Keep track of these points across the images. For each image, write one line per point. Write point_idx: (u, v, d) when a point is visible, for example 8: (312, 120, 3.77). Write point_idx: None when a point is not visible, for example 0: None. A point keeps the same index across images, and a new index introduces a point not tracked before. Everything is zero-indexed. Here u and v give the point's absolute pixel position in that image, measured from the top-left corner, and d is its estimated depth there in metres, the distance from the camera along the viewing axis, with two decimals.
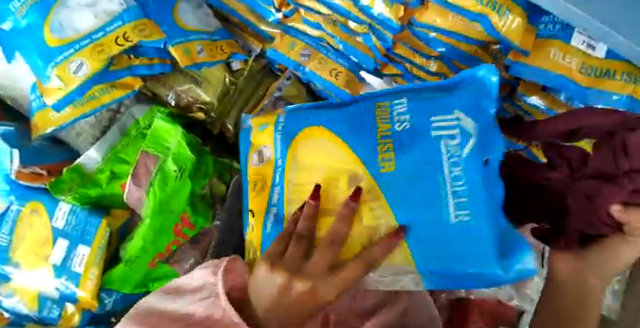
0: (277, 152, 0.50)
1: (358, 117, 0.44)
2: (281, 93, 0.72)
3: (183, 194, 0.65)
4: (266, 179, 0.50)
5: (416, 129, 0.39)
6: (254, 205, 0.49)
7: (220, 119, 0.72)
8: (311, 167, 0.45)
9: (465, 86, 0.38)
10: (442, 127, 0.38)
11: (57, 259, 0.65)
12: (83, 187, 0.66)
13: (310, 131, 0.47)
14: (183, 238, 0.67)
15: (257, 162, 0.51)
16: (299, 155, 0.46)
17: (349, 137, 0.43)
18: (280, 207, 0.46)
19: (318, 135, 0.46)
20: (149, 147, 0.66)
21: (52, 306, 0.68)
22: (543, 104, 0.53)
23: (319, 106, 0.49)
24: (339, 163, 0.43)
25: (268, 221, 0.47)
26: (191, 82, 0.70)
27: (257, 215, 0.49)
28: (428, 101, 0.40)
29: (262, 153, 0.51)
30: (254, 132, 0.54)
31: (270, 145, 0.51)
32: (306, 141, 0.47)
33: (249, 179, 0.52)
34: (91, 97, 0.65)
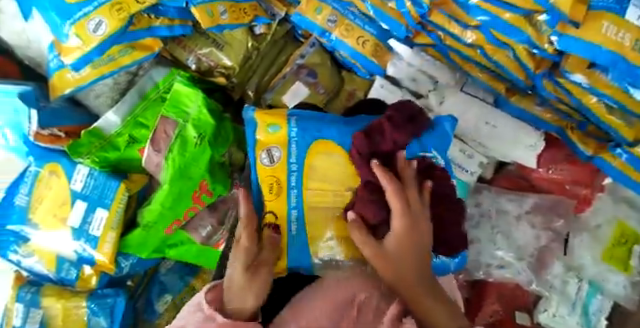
0: (290, 156, 0.54)
1: None
2: (304, 61, 0.69)
3: (202, 161, 0.63)
4: (282, 181, 0.54)
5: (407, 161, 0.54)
6: (273, 209, 0.54)
7: (241, 85, 0.70)
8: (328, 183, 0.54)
9: (439, 130, 0.56)
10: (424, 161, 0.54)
11: (75, 222, 0.65)
12: (102, 151, 0.65)
13: (322, 144, 0.54)
14: (201, 206, 0.65)
15: (268, 165, 0.54)
16: (317, 168, 0.54)
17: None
18: (300, 209, 0.54)
19: (331, 150, 0.54)
20: (168, 112, 0.64)
21: (69, 269, 0.68)
22: (585, 82, 0.50)
23: (325, 120, 0.55)
24: (350, 181, 0.54)
25: (292, 219, 0.54)
26: (212, 46, 0.67)
27: (280, 216, 0.54)
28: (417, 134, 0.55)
29: (272, 153, 0.54)
30: (260, 132, 0.54)
31: (283, 148, 0.54)
32: (320, 153, 0.54)
33: (260, 178, 0.54)
34: (110, 58, 0.63)
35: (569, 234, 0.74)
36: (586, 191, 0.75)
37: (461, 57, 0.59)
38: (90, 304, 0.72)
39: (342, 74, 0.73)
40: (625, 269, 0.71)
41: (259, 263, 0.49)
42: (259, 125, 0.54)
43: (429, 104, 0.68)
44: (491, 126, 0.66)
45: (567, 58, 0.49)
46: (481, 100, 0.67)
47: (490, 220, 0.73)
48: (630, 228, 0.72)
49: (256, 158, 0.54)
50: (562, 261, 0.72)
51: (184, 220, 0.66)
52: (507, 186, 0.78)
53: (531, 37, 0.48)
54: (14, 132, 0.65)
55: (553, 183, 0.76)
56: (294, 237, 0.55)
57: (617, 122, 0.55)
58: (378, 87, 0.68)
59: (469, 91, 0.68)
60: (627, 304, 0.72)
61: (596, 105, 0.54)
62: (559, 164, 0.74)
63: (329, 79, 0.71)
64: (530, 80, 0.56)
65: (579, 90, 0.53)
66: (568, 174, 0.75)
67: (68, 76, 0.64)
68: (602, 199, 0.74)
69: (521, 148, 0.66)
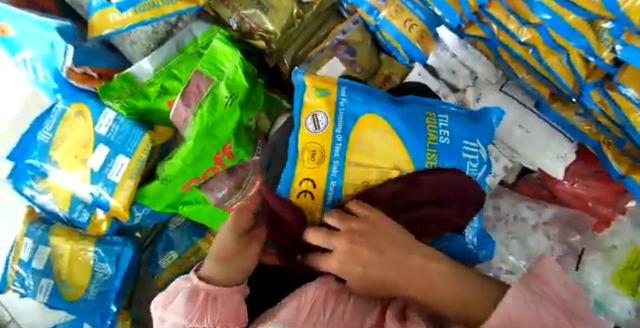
0: (337, 126, 0.41)
1: (414, 119, 0.44)
2: (344, 37, 0.68)
3: (230, 122, 0.62)
4: (326, 151, 0.41)
5: (456, 148, 0.44)
6: (310, 178, 0.41)
7: (279, 52, 0.68)
8: (371, 164, 0.42)
9: (485, 124, 0.48)
10: (470, 151, 0.45)
11: (95, 164, 0.64)
12: (132, 97, 0.64)
13: (371, 118, 0.43)
14: (222, 167, 0.64)
15: (312, 132, 0.41)
16: (363, 143, 0.42)
17: (408, 136, 0.43)
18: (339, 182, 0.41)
19: (379, 125, 0.42)
20: (203, 68, 0.63)
21: (82, 211, 0.70)
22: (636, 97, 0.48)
23: (373, 92, 0.44)
24: (395, 158, 0.42)
25: (329, 193, 0.41)
26: (256, 8, 0.66)
27: (318, 189, 0.41)
28: (465, 124, 0.46)
29: (319, 118, 0.41)
30: (308, 94, 0.43)
31: (331, 114, 0.42)
32: (369, 127, 0.42)
33: (298, 145, 0.41)
34: (154, 4, 0.63)
35: (584, 250, 0.72)
36: (607, 210, 0.72)
37: (511, 55, 0.57)
38: (97, 249, 0.72)
39: (381, 57, 0.70)
40: (634, 293, 0.69)
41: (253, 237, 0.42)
42: (307, 86, 0.43)
43: (465, 100, 0.66)
44: (524, 131, 0.65)
45: (624, 70, 0.48)
46: (521, 102, 0.65)
47: (507, 224, 0.72)
48: None
49: (299, 123, 0.42)
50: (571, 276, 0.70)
51: (202, 180, 0.65)
52: (528, 194, 0.76)
53: (591, 44, 0.46)
54: (46, 67, 0.64)
55: (575, 198, 0.74)
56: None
57: None
58: (416, 75, 0.66)
59: (508, 91, 0.66)
60: None
61: None
62: (586, 179, 0.73)
63: (368, 59, 0.69)
64: (578, 88, 0.54)
65: (627, 104, 0.50)
66: (593, 190, 0.73)
67: (110, 16, 0.63)
68: (621, 222, 0.71)
69: (551, 158, 0.64)
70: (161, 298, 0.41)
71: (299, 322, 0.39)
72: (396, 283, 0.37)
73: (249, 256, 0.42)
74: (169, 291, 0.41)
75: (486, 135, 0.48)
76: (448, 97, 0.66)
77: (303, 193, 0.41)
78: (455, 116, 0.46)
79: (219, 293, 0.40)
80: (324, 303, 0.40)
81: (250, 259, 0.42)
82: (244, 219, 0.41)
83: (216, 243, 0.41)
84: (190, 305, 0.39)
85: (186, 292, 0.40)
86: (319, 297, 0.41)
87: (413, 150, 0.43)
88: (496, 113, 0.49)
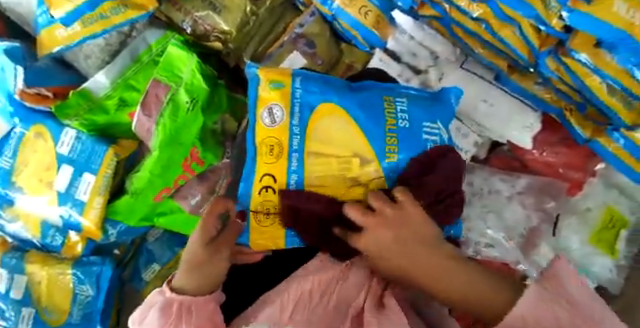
0: (294, 118, 0.43)
1: (371, 104, 0.45)
2: (302, 30, 0.67)
3: (194, 127, 0.61)
4: (284, 144, 0.43)
5: (414, 131, 0.44)
6: (269, 173, 0.42)
7: (237, 51, 0.67)
8: (329, 154, 0.43)
9: (446, 104, 0.48)
10: (430, 133, 0.45)
11: (61, 186, 0.63)
12: (90, 114, 0.63)
13: (328, 107, 0.44)
14: (191, 174, 0.63)
15: (269, 125, 0.43)
16: (319, 133, 0.43)
17: (365, 121, 0.43)
18: (299, 175, 0.43)
19: (335, 114, 0.43)
20: (161, 75, 0.62)
21: (55, 235, 0.68)
22: (590, 62, 0.49)
23: (329, 80, 0.45)
24: (354, 145, 0.43)
25: (291, 186, 0.43)
26: (208, 9, 0.65)
27: (279, 182, 0.43)
28: (424, 106, 0.46)
29: (273, 112, 0.43)
30: (263, 88, 0.44)
31: (286, 107, 0.43)
32: (325, 116, 0.44)
33: (257, 140, 0.43)
34: (101, 16, 0.61)
35: (559, 214, 0.74)
36: (578, 175, 0.74)
37: (466, 31, 0.58)
38: (75, 272, 0.71)
39: (341, 46, 0.70)
40: (612, 252, 0.73)
41: (221, 243, 0.43)
42: (261, 80, 0.45)
43: (428, 80, 0.66)
44: (488, 105, 0.65)
45: (575, 37, 0.48)
46: (481, 77, 0.66)
47: (482, 197, 0.72)
48: (619, 212, 0.73)
49: (256, 117, 0.44)
50: (550, 243, 0.72)
51: (173, 189, 0.64)
52: (499, 166, 0.77)
53: (540, 15, 0.47)
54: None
55: (547, 166, 0.74)
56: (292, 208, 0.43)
57: (618, 105, 0.54)
58: (378, 61, 0.66)
59: (469, 68, 0.67)
60: (612, 287, 0.74)
61: (599, 85, 0.53)
62: (555, 146, 0.74)
63: (327, 49, 0.68)
64: (534, 58, 0.54)
65: (580, 68, 0.51)
66: (562, 156, 0.74)
67: (57, 33, 0.61)
68: (593, 184, 0.74)
69: (518, 128, 0.65)
70: (136, 315, 0.42)
71: (285, 321, 0.42)
72: (401, 271, 0.43)
73: (220, 259, 0.43)
74: (145, 305, 0.42)
75: (447, 115, 0.47)
76: (410, 80, 0.67)
77: (264, 189, 0.43)
78: (415, 99, 0.46)
79: (194, 302, 0.41)
80: (310, 294, 0.44)
81: (222, 261, 0.43)
82: (212, 224, 0.42)
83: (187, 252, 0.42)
84: (164, 319, 0.40)
85: (158, 305, 0.41)
86: (304, 291, 0.44)
87: (371, 136, 0.43)
88: (456, 92, 0.49)
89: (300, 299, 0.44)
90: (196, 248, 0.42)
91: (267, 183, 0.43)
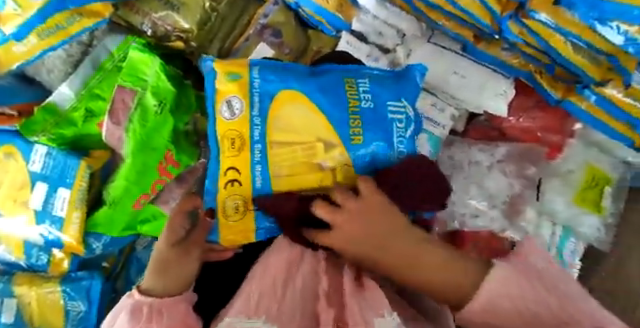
0: (253, 109, 0.44)
1: (331, 86, 0.45)
2: (267, 21, 0.66)
3: (165, 131, 0.60)
4: (245, 136, 0.44)
5: (379, 111, 0.44)
6: (233, 167, 0.44)
7: (201, 49, 0.66)
8: (292, 141, 0.44)
9: (410, 82, 0.48)
10: (395, 111, 0.45)
11: (38, 204, 0.62)
12: (58, 128, 0.62)
13: (288, 95, 0.45)
14: (169, 178, 0.62)
15: (228, 119, 0.45)
16: (281, 122, 0.45)
17: (325, 106, 0.44)
18: (264, 168, 0.44)
19: (297, 100, 0.45)
20: (125, 81, 0.61)
21: (39, 254, 0.68)
22: (551, 21, 0.49)
23: (288, 68, 0.47)
24: (316, 130, 0.44)
25: (257, 177, 0.45)
26: (166, 9, 0.63)
27: (243, 175, 0.45)
28: (387, 86, 0.46)
29: (232, 105, 0.45)
30: (220, 81, 0.46)
31: (244, 98, 0.45)
32: (284, 104, 0.45)
33: (219, 134, 0.45)
34: (57, 27, 0.59)
35: (542, 178, 0.73)
36: (557, 137, 0.73)
37: (427, 4, 0.57)
38: (64, 288, 0.70)
39: (308, 33, 0.69)
40: (599, 210, 0.73)
41: (190, 243, 0.47)
42: (218, 74, 0.46)
43: (397, 59, 0.66)
44: (460, 76, 0.65)
45: None
46: (448, 49, 0.66)
47: (463, 170, 0.73)
48: (602, 171, 0.74)
49: (215, 111, 0.45)
50: (535, 207, 0.73)
51: (153, 194, 0.63)
52: (477, 137, 0.76)
53: None
54: None
55: (525, 133, 0.74)
56: (260, 199, 0.45)
57: (585, 63, 0.55)
58: (344, 44, 0.66)
59: (437, 42, 0.66)
60: (600, 245, 0.75)
61: (563, 45, 0.53)
62: (531, 111, 0.73)
63: (294, 38, 0.67)
64: (497, 25, 0.54)
65: (546, 31, 0.51)
66: (540, 120, 0.74)
67: (14, 50, 0.59)
68: (573, 146, 0.73)
69: (492, 97, 0.64)
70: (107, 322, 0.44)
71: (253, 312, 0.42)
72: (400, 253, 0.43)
73: (189, 260, 0.47)
74: (114, 311, 0.44)
75: (413, 92, 0.47)
76: (380, 60, 0.66)
77: (231, 183, 0.45)
78: (378, 78, 0.47)
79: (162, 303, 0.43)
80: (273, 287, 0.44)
81: (190, 262, 0.47)
82: (178, 222, 0.48)
83: (158, 253, 0.47)
84: (134, 320, 0.41)
85: (127, 307, 0.43)
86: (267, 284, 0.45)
87: (335, 121, 0.44)
88: (420, 68, 0.49)
89: (264, 289, 0.44)
90: (165, 248, 0.47)
91: (234, 176, 0.45)
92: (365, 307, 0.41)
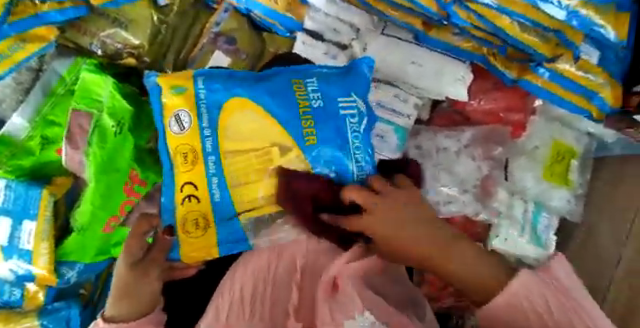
0: (202, 121, 0.47)
1: (279, 90, 0.49)
2: (220, 29, 0.65)
3: (126, 150, 0.59)
4: (197, 149, 0.47)
5: (330, 108, 0.48)
6: (190, 180, 0.48)
7: (157, 63, 0.65)
8: (246, 148, 0.48)
9: (359, 76, 0.51)
10: (345, 107, 0.49)
11: (3, 239, 0.60)
12: (15, 159, 0.60)
13: (237, 103, 0.48)
14: (137, 197, 0.61)
15: (178, 133, 0.47)
16: (233, 131, 0.48)
17: (274, 110, 0.48)
18: (220, 176, 0.48)
19: (246, 107, 0.48)
20: (80, 104, 0.60)
21: (12, 289, 0.67)
22: (493, 2, 0.50)
23: (234, 76, 0.49)
24: (268, 135, 0.48)
25: (214, 189, 0.48)
26: (114, 26, 0.61)
27: (200, 189, 0.48)
28: (335, 82, 0.50)
29: (181, 119, 0.47)
30: (166, 95, 0.48)
31: (192, 111, 0.47)
32: (232, 112, 0.48)
33: (172, 149, 0.47)
34: (3, 56, 0.57)
35: (508, 159, 0.75)
36: (519, 116, 0.75)
37: None
38: (42, 322, 0.68)
39: (262, 36, 0.68)
40: (566, 183, 0.74)
41: (149, 261, 0.48)
42: (163, 89, 0.48)
43: (354, 54, 0.66)
44: (418, 66, 0.66)
45: None
46: (404, 40, 0.66)
47: (431, 157, 0.73)
48: (566, 145, 0.75)
49: (165, 126, 0.48)
50: (505, 186, 0.74)
51: (122, 216, 0.62)
52: (442, 124, 0.78)
53: None
54: None
55: (488, 115, 0.76)
56: (220, 208, 0.49)
57: (533, 40, 0.56)
58: (300, 44, 0.66)
59: (390, 33, 0.66)
60: (572, 217, 0.76)
61: (510, 24, 0.54)
62: (490, 93, 0.74)
63: (250, 44, 0.67)
64: (443, 10, 0.54)
65: (491, 13, 0.53)
66: (501, 101, 0.75)
67: None
68: (535, 122, 0.74)
69: (452, 83, 0.65)
70: None
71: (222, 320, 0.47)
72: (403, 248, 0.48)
73: (147, 282, 0.48)
74: None
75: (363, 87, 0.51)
76: (338, 57, 0.67)
77: (188, 197, 0.48)
78: (324, 77, 0.50)
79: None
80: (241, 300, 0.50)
81: (149, 282, 0.48)
82: (135, 244, 0.47)
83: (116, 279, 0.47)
84: None
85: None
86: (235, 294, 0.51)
87: (286, 124, 0.48)
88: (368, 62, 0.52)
89: (233, 300, 0.50)
90: (123, 272, 0.47)
91: (190, 191, 0.48)
92: (336, 311, 0.46)
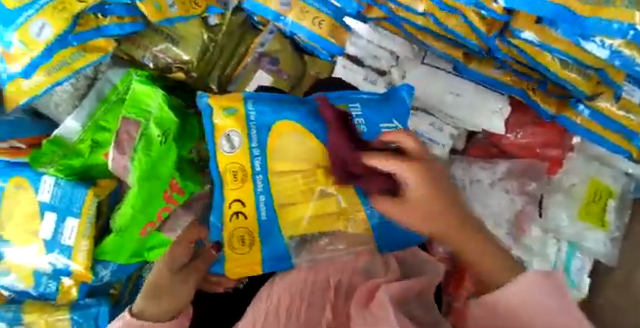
0: (252, 141, 0.49)
1: None
2: (264, 49, 0.68)
3: (169, 160, 0.62)
4: (247, 168, 0.49)
5: (373, 133, 0.51)
6: (239, 198, 0.49)
7: (202, 79, 0.69)
8: (293, 167, 0.49)
9: (398, 101, 0.53)
10: (387, 133, 0.51)
11: (47, 234, 0.64)
12: (66, 159, 0.64)
13: (284, 125, 0.50)
14: (175, 205, 0.65)
15: (229, 152, 0.49)
16: (281, 153, 0.49)
17: (320, 134, 0.50)
18: (268, 194, 0.49)
19: (294, 130, 0.50)
20: (130, 113, 0.63)
21: (48, 282, 0.69)
22: (536, 39, 0.50)
23: (280, 100, 0.51)
24: (314, 157, 0.49)
25: (261, 206, 0.49)
26: (166, 42, 0.66)
27: (248, 206, 0.49)
28: (376, 108, 0.52)
29: (231, 138, 0.49)
30: (217, 116, 0.49)
31: (242, 131, 0.49)
32: (280, 135, 0.50)
33: (221, 168, 0.48)
34: (64, 62, 0.62)
35: (543, 195, 0.74)
36: (556, 152, 0.74)
37: (415, 27, 0.58)
38: (73, 316, 0.71)
39: (304, 59, 0.71)
40: (603, 225, 0.72)
41: (190, 270, 0.50)
42: (214, 110, 0.49)
43: (392, 80, 0.68)
44: (455, 95, 0.67)
45: (516, 18, 0.49)
46: (443, 70, 0.67)
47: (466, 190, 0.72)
48: (604, 184, 0.73)
49: (215, 145, 0.49)
50: (538, 224, 0.72)
51: (158, 222, 0.65)
52: (480, 155, 0.77)
53: None
54: None
55: (523, 149, 0.75)
56: (266, 226, 0.50)
57: (575, 78, 0.55)
58: (340, 68, 0.68)
59: (430, 63, 0.67)
60: (609, 261, 0.73)
61: (551, 61, 0.54)
62: (527, 127, 0.74)
63: (292, 65, 0.70)
64: (485, 44, 0.55)
65: (533, 49, 0.53)
66: (539, 136, 0.73)
67: (21, 84, 0.62)
68: (573, 158, 0.73)
69: (487, 114, 0.67)
70: None
71: None
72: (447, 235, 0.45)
73: (185, 287, 0.49)
74: None
75: (402, 112, 0.53)
76: (377, 82, 0.68)
77: (236, 214, 0.49)
78: (365, 103, 0.52)
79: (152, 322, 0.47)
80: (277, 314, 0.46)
81: (186, 290, 0.49)
82: (179, 253, 0.50)
83: (153, 278, 0.48)
84: None
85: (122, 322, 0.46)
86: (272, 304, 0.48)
87: None
88: (409, 88, 0.54)
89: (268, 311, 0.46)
90: (163, 274, 0.48)
91: (238, 208, 0.49)
92: None
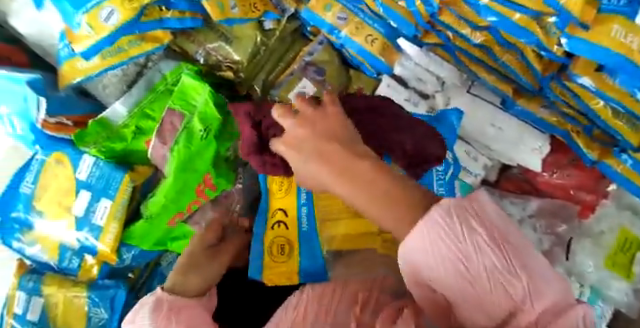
0: None
1: None
2: (311, 59, 0.69)
3: (207, 154, 0.64)
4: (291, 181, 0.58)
5: None
6: (281, 208, 0.59)
7: (248, 81, 0.70)
8: None
9: (445, 123, 0.61)
10: None
11: (79, 211, 0.65)
12: (108, 141, 0.65)
13: None
14: (205, 199, 0.66)
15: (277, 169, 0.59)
16: None
17: None
18: (309, 206, 0.59)
19: None
20: (175, 104, 0.65)
21: (72, 258, 0.69)
22: (592, 85, 0.49)
23: None
24: None
25: (302, 217, 0.59)
26: (220, 40, 0.68)
27: (289, 216, 0.60)
28: None
29: None
30: None
31: None
32: None
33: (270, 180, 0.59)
34: (120, 49, 0.64)
35: (572, 239, 0.72)
36: (590, 197, 0.73)
37: (467, 56, 0.59)
38: (90, 294, 0.70)
39: (350, 73, 0.71)
40: (628, 275, 0.70)
41: (219, 251, 0.62)
42: None
43: (435, 105, 0.69)
44: (497, 129, 0.67)
45: (576, 62, 0.49)
46: (488, 102, 0.67)
47: None
48: (634, 235, 0.71)
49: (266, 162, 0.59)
50: (563, 266, 0.71)
51: (187, 213, 0.66)
52: (511, 189, 0.77)
53: (541, 40, 0.47)
54: (23, 120, 0.65)
55: (557, 188, 0.74)
56: (305, 236, 0.59)
57: (623, 127, 0.55)
58: (385, 86, 0.68)
59: (476, 93, 0.67)
60: (629, 311, 0.71)
61: (603, 108, 0.54)
62: (565, 168, 0.73)
63: (337, 77, 0.70)
64: (537, 83, 0.56)
65: (587, 94, 0.52)
66: (575, 177, 0.73)
67: (79, 65, 0.65)
68: (606, 205, 0.72)
69: (526, 151, 0.67)
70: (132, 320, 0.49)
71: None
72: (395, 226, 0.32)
73: (215, 263, 0.60)
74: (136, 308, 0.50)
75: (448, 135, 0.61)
76: (419, 105, 0.68)
77: (278, 224, 0.59)
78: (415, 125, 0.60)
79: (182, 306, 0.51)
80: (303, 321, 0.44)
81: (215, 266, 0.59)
82: (209, 236, 0.62)
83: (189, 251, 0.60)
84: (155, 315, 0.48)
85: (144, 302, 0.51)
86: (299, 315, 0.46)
87: None
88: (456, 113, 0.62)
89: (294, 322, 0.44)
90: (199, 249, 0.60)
91: (281, 218, 0.60)
92: None
